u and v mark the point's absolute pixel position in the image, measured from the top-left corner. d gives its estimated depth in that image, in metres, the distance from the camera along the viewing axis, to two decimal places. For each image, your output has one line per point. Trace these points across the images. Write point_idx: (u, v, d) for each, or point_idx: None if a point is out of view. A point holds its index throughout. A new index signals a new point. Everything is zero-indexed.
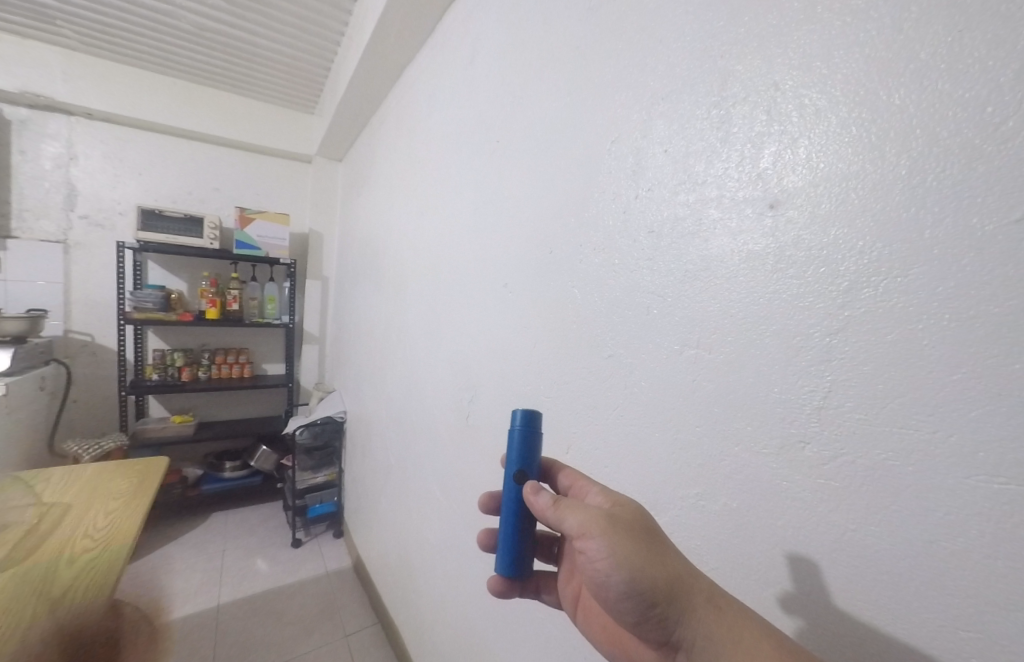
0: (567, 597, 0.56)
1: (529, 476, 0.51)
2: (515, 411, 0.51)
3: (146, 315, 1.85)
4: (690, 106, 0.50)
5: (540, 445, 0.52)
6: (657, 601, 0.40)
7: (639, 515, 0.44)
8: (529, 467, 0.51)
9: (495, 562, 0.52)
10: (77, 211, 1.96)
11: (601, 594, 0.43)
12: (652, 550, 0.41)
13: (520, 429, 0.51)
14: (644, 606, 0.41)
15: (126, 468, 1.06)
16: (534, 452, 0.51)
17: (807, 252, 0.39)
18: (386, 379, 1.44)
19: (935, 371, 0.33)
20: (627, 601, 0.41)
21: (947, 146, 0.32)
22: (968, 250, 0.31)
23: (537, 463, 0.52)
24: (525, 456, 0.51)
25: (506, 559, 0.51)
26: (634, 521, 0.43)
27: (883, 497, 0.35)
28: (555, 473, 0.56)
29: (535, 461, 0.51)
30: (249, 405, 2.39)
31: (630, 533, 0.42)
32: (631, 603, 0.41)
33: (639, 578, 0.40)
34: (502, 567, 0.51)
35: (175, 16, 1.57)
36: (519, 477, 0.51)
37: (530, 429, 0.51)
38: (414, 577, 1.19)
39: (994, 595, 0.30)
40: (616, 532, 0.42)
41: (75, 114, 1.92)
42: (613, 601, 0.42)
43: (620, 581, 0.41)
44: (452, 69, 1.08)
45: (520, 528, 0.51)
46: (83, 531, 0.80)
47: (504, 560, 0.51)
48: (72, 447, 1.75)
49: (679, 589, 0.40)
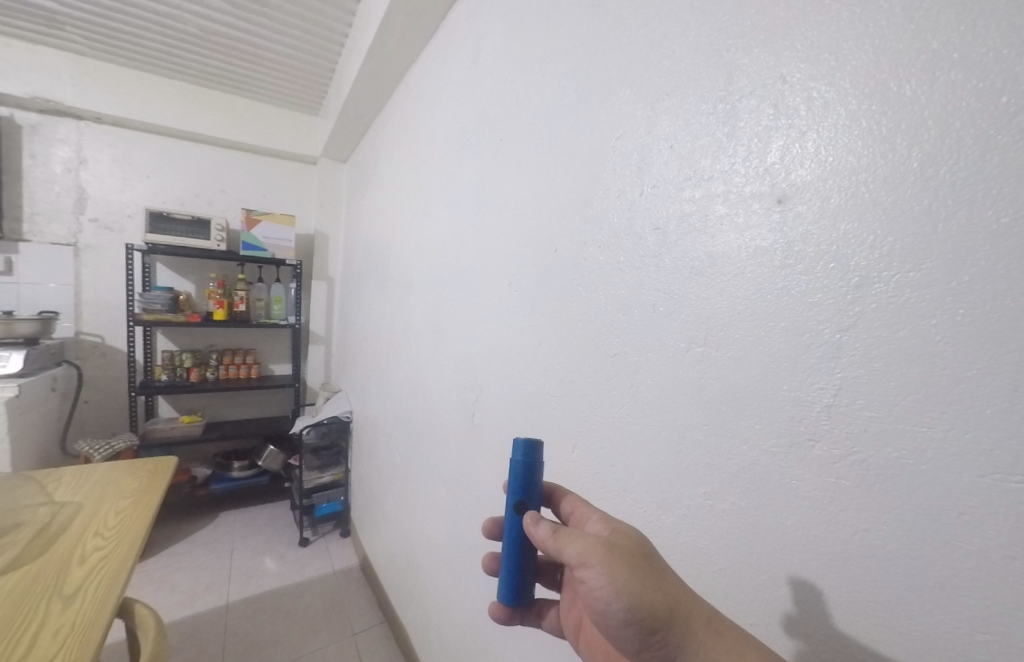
0: (569, 624, 0.56)
1: (529, 506, 0.51)
2: (517, 440, 0.51)
3: (156, 316, 1.87)
4: (695, 101, 0.49)
5: (540, 475, 0.52)
6: (657, 628, 0.40)
7: (638, 542, 0.44)
8: (529, 497, 0.51)
9: (498, 589, 0.52)
10: (87, 214, 1.98)
11: (602, 621, 0.42)
12: (651, 577, 0.41)
13: (520, 459, 0.51)
14: (644, 634, 0.40)
15: (136, 468, 1.07)
16: (535, 481, 0.51)
17: (816, 247, 0.39)
18: (391, 379, 1.44)
19: (949, 369, 0.32)
20: (628, 628, 0.41)
21: (961, 137, 0.32)
22: (982, 245, 0.31)
23: (538, 493, 0.51)
24: (524, 486, 0.51)
25: (508, 588, 0.51)
26: (633, 549, 0.43)
27: (895, 494, 0.34)
28: (557, 499, 0.57)
29: (535, 490, 0.51)
30: (257, 405, 2.41)
31: (629, 561, 0.42)
32: (633, 632, 0.40)
33: (639, 606, 0.40)
34: (505, 595, 0.51)
35: (181, 20, 1.59)
36: (520, 507, 0.51)
37: (530, 459, 0.51)
38: (420, 574, 1.20)
39: (1012, 594, 0.29)
40: (616, 561, 0.41)
41: (84, 119, 1.94)
42: (614, 630, 0.42)
43: (621, 609, 0.40)
44: (455, 69, 1.09)
45: (521, 558, 0.51)
46: (94, 530, 0.81)
47: (506, 587, 0.51)
48: (83, 447, 1.77)
49: (679, 615, 0.39)
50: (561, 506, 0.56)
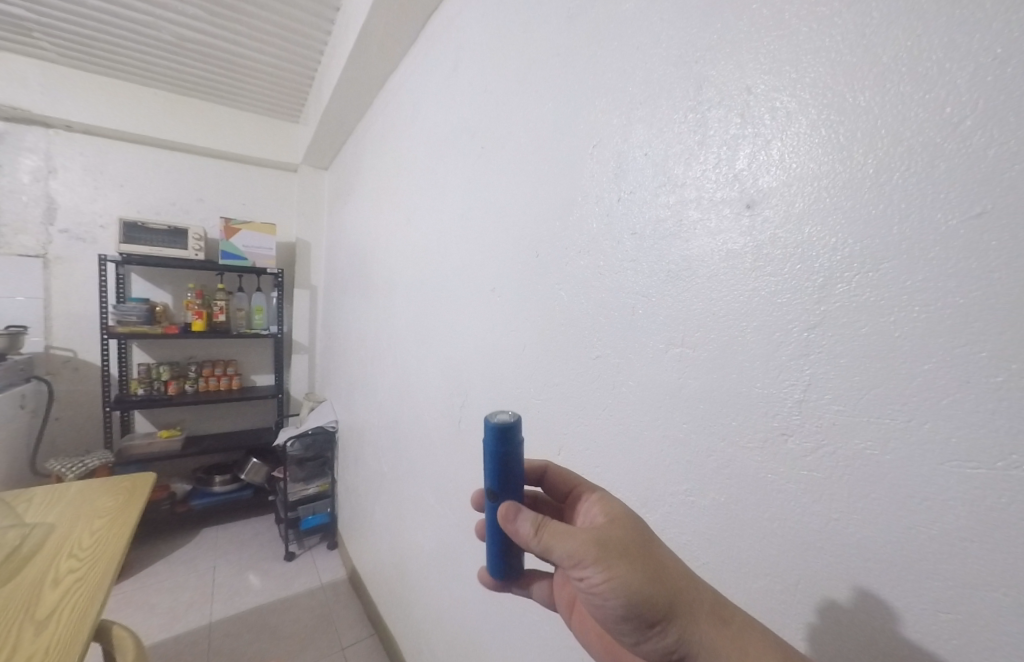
0: (561, 601, 0.56)
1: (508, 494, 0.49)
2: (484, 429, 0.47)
3: (131, 328, 1.82)
4: (667, 110, 0.51)
5: (515, 461, 0.49)
6: (657, 620, 0.40)
7: (632, 532, 0.44)
8: (506, 485, 0.49)
9: (486, 565, 0.54)
10: (57, 225, 1.92)
11: (601, 616, 0.43)
12: (648, 568, 0.41)
13: (490, 446, 0.48)
14: (643, 626, 0.41)
15: (113, 485, 1.04)
16: (508, 469, 0.48)
17: (783, 250, 0.41)
18: (377, 386, 1.43)
19: (908, 364, 0.34)
20: (627, 622, 0.41)
21: (911, 146, 0.34)
22: (934, 245, 0.33)
23: (517, 480, 0.49)
24: (500, 476, 0.48)
25: (495, 566, 0.53)
26: (627, 537, 0.43)
27: (863, 486, 0.36)
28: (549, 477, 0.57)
29: (511, 479, 0.49)
30: (238, 416, 2.36)
31: (625, 552, 0.42)
32: (632, 625, 0.41)
33: (637, 601, 0.40)
34: (494, 572, 0.53)
35: (155, 27, 1.56)
36: (496, 495, 0.49)
37: (501, 446, 0.48)
38: (409, 584, 1.19)
39: (970, 575, 0.31)
40: (610, 558, 0.41)
41: (53, 127, 1.89)
42: (614, 623, 0.43)
43: (619, 605, 0.41)
44: (434, 76, 1.09)
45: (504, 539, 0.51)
46: (67, 552, 0.78)
47: (493, 566, 0.53)
48: (55, 466, 1.71)
49: (678, 604, 0.40)
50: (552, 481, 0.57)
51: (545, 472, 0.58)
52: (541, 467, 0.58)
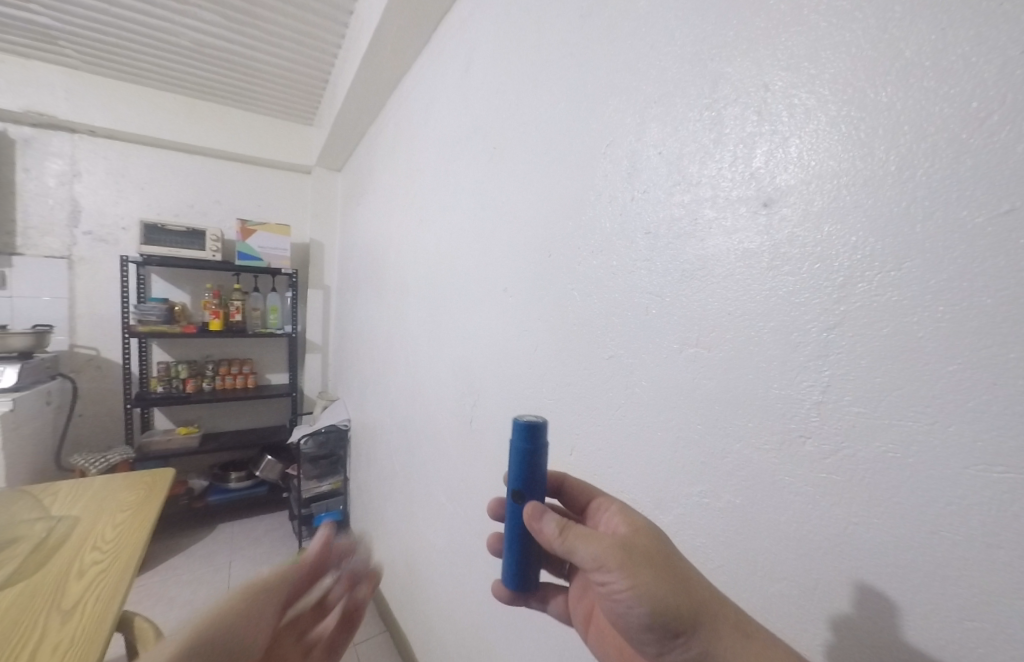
0: (578, 613, 0.57)
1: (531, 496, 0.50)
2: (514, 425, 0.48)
3: (151, 327, 1.87)
4: (682, 109, 0.51)
5: (541, 461, 0.49)
6: (680, 631, 0.40)
7: (656, 540, 0.44)
8: (531, 487, 0.49)
9: (502, 574, 0.53)
10: (81, 227, 1.98)
11: (622, 623, 0.43)
12: (673, 576, 0.41)
13: (519, 445, 0.49)
14: (666, 636, 0.41)
15: (134, 481, 1.07)
16: (535, 469, 0.49)
17: (801, 249, 0.40)
18: (389, 386, 1.44)
19: (931, 365, 0.33)
20: (649, 630, 0.41)
21: (935, 142, 0.33)
22: (960, 242, 0.32)
23: (543, 481, 0.50)
24: (526, 476, 0.49)
25: (512, 572, 0.52)
26: (650, 543, 0.43)
27: (883, 489, 0.35)
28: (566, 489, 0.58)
29: (536, 480, 0.49)
30: (254, 414, 2.40)
31: (649, 559, 0.42)
32: (655, 634, 0.41)
33: (662, 610, 0.40)
34: (510, 581, 0.52)
35: (176, 34, 1.60)
36: (521, 495, 0.49)
37: (530, 445, 0.48)
38: (421, 582, 1.20)
39: (998, 581, 0.30)
40: (635, 564, 0.41)
41: (78, 132, 1.95)
42: (634, 631, 0.43)
43: (642, 613, 0.41)
44: (446, 79, 1.10)
45: (523, 543, 0.51)
46: (92, 544, 0.80)
47: (510, 574, 0.52)
48: (79, 461, 1.76)
49: (702, 615, 0.40)
50: (568, 493, 0.58)
51: (563, 483, 0.58)
52: (559, 477, 0.58)
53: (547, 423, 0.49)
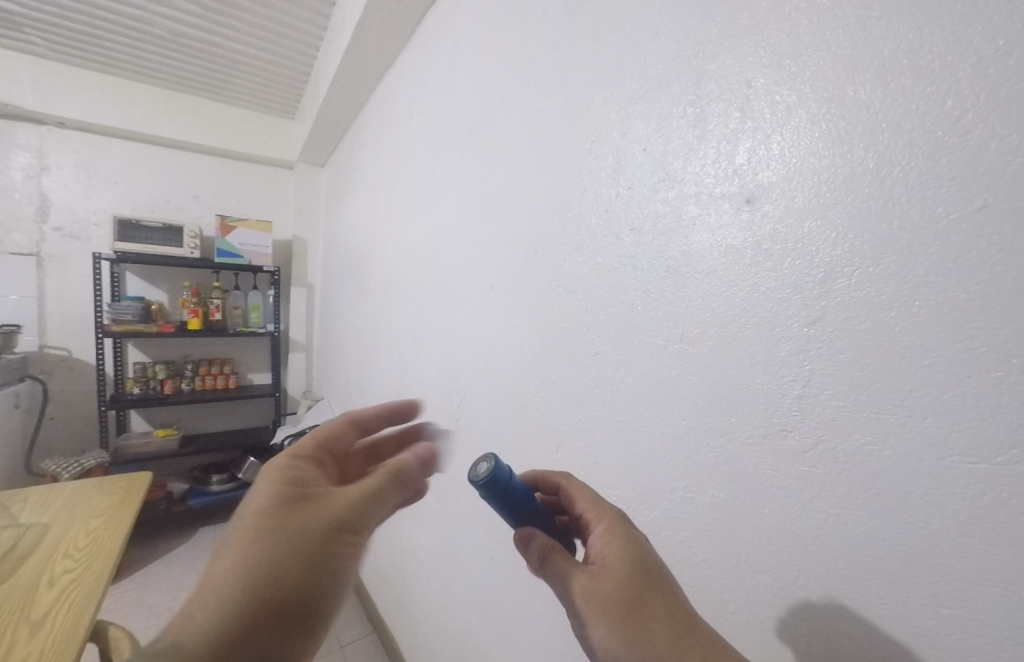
0: None
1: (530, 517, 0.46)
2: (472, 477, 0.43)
3: (126, 326, 1.81)
4: (667, 105, 0.51)
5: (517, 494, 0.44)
6: None
7: (623, 581, 0.40)
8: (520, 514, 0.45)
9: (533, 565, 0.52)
10: (50, 222, 1.91)
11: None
12: (629, 630, 0.37)
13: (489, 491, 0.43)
14: None
15: (109, 485, 1.03)
16: (515, 503, 0.45)
17: (783, 245, 0.40)
18: (375, 385, 1.42)
19: (907, 358, 0.33)
20: None
21: (912, 139, 0.33)
22: (933, 239, 0.32)
23: (526, 504, 0.45)
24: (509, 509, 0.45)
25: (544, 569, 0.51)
26: (611, 595, 0.39)
27: (862, 482, 0.35)
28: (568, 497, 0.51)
29: (519, 508, 0.45)
30: (235, 414, 2.35)
31: (604, 612, 0.38)
32: None
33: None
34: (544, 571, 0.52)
35: (149, 23, 1.55)
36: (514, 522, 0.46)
37: (499, 487, 0.43)
38: (409, 583, 1.19)
39: (974, 570, 0.30)
40: (590, 612, 0.39)
41: (46, 124, 1.87)
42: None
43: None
44: (430, 74, 1.09)
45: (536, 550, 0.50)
46: (63, 552, 0.78)
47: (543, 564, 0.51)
48: (50, 466, 1.69)
49: None
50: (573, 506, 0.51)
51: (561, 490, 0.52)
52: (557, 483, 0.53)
53: (499, 458, 0.44)
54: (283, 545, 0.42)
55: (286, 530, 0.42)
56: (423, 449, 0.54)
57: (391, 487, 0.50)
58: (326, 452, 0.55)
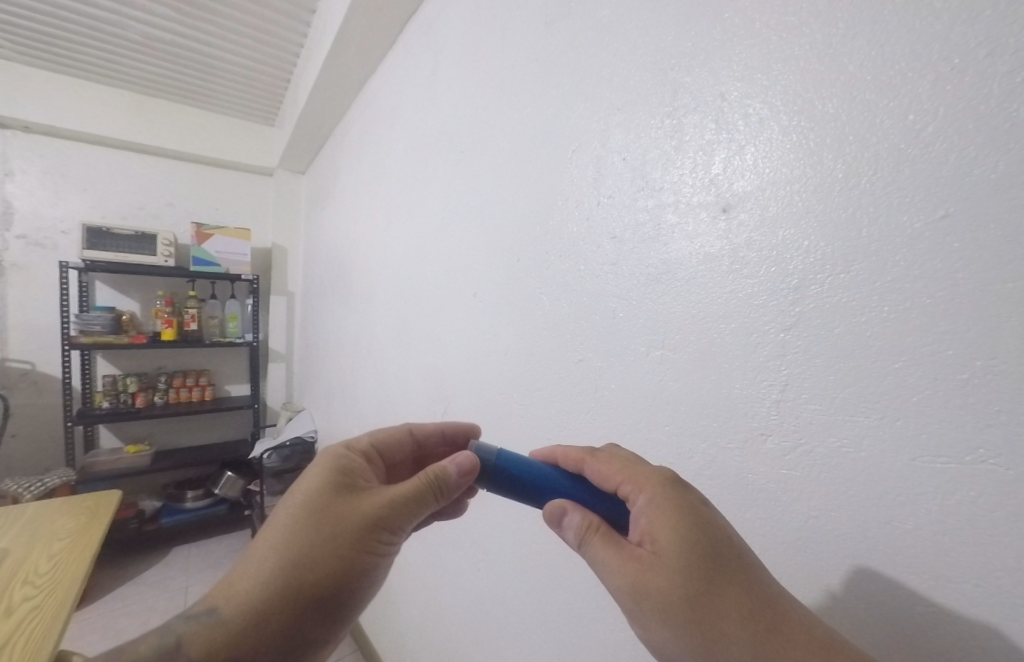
0: None
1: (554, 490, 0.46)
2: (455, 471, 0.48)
3: (95, 338, 1.74)
4: (645, 116, 0.52)
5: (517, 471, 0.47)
6: None
7: (680, 579, 0.35)
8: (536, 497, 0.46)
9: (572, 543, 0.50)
10: (14, 231, 1.83)
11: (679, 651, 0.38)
12: (697, 634, 0.34)
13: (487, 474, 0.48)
14: None
15: (75, 505, 0.98)
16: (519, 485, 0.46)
17: (759, 252, 0.41)
18: (357, 395, 1.39)
19: (880, 362, 0.34)
20: None
21: (878, 151, 0.35)
22: (899, 246, 0.34)
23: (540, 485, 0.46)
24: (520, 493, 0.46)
25: None
26: (667, 593, 0.35)
27: (841, 484, 0.36)
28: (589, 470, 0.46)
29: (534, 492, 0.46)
30: (210, 427, 2.28)
31: (664, 612, 0.35)
32: None
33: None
34: None
35: (120, 26, 1.51)
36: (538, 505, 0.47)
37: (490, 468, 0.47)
38: (394, 596, 1.16)
39: (945, 567, 0.31)
40: (648, 615, 0.36)
41: (9, 128, 1.80)
42: None
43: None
44: (412, 81, 1.09)
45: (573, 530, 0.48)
46: (22, 579, 0.73)
47: None
48: (11, 487, 1.61)
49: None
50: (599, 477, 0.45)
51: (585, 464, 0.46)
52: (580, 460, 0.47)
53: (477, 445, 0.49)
54: (322, 532, 0.44)
55: (326, 517, 0.45)
56: (464, 456, 0.48)
57: (429, 493, 0.48)
58: (377, 452, 0.56)
